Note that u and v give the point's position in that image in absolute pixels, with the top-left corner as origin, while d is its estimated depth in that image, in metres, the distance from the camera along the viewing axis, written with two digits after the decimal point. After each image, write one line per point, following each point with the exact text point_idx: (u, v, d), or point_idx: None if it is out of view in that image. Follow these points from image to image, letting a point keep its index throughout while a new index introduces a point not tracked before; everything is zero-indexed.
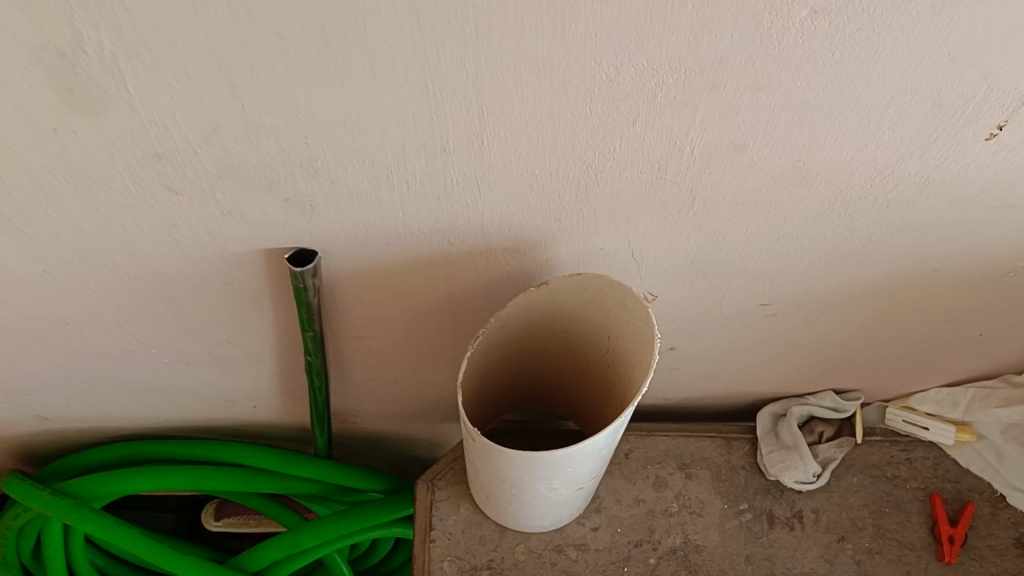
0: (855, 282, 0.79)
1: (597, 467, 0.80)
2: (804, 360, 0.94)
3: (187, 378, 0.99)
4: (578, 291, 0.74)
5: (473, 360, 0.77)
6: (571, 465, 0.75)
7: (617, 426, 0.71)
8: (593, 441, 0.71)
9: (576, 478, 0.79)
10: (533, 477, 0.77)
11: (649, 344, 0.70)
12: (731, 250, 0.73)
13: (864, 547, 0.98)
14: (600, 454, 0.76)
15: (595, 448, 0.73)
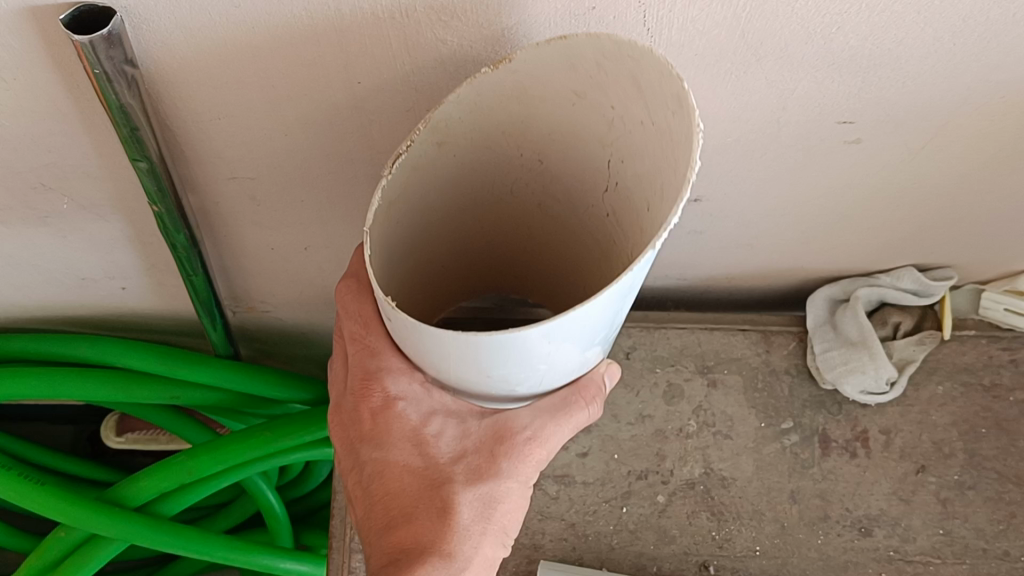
0: (995, 78, 0.50)
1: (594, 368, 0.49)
2: (885, 217, 0.65)
3: (15, 247, 0.70)
4: (562, 70, 0.44)
5: (394, 197, 0.47)
6: (546, 370, 0.43)
7: (624, 296, 0.40)
8: (584, 325, 0.40)
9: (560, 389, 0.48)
10: (483, 389, 0.45)
11: (681, 152, 0.39)
12: (806, 14, 0.44)
13: (952, 481, 0.72)
14: (598, 349, 0.45)
15: (588, 339, 0.42)
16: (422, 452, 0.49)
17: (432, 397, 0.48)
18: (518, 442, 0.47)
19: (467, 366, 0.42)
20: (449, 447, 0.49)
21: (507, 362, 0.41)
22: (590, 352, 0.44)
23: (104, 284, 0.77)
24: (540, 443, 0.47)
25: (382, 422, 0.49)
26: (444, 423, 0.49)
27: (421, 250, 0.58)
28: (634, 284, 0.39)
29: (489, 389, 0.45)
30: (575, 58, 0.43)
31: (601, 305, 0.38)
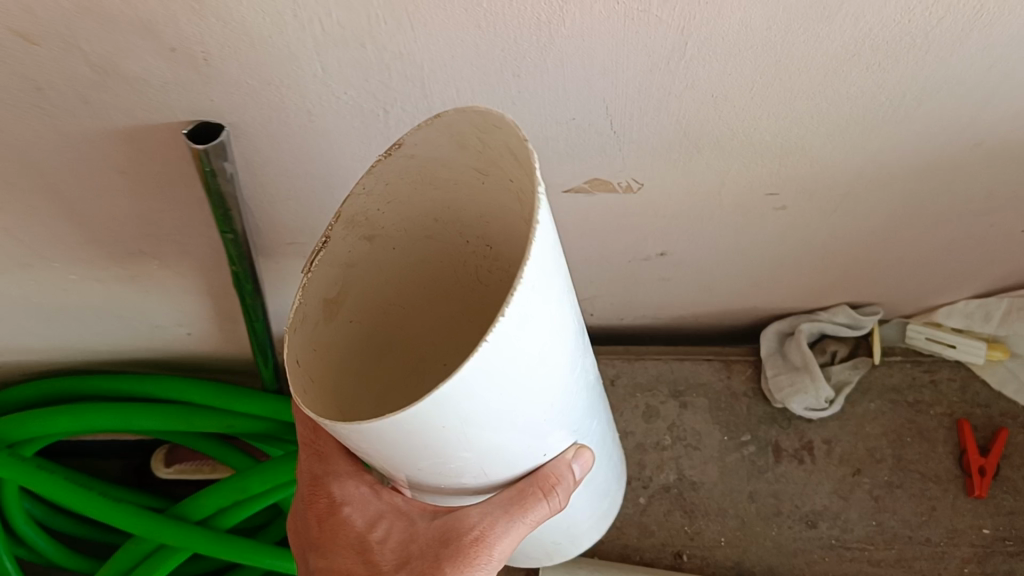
0: (880, 159, 0.65)
1: (555, 434, 0.48)
2: (815, 263, 0.81)
3: (106, 301, 0.85)
4: (453, 150, 0.44)
5: (333, 291, 0.50)
6: (478, 443, 0.42)
7: (516, 361, 0.38)
8: (478, 396, 0.38)
9: (519, 460, 0.47)
10: (425, 473, 0.45)
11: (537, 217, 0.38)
12: (729, 117, 0.60)
13: (883, 481, 0.87)
14: (532, 415, 0.43)
15: (500, 408, 0.40)
16: (368, 556, 0.51)
17: (379, 500, 0.52)
18: (465, 541, 0.47)
19: (395, 453, 0.42)
20: (394, 548, 0.50)
21: (422, 443, 0.40)
22: (519, 422, 0.43)
23: (172, 330, 0.92)
24: (487, 543, 0.47)
25: (335, 528, 0.52)
26: (389, 526, 0.51)
27: (415, 347, 0.58)
28: (515, 348, 0.38)
29: (437, 471, 0.44)
30: (461, 136, 0.43)
31: (480, 372, 0.37)
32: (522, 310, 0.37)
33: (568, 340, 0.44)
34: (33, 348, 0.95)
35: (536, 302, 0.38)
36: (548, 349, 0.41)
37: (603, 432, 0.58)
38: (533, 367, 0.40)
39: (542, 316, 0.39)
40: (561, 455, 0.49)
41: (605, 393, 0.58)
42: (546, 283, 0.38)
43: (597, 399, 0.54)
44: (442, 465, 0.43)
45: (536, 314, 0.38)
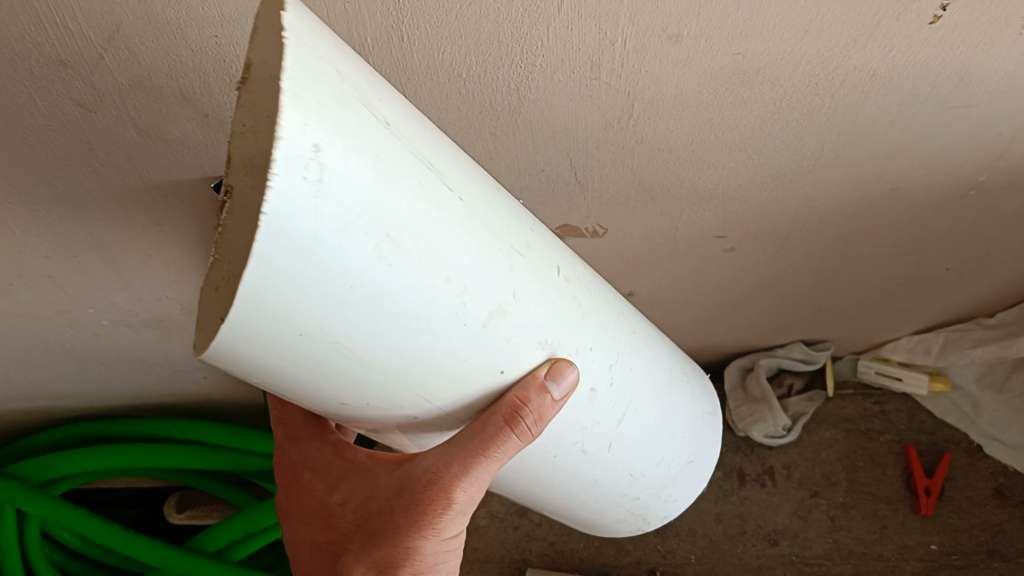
0: (812, 204, 0.75)
1: (495, 334, 0.44)
2: (767, 301, 0.90)
3: (133, 345, 0.95)
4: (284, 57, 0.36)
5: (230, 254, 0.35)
6: (377, 352, 0.39)
7: (359, 245, 0.34)
8: (327, 298, 0.35)
9: (454, 368, 0.44)
10: (347, 400, 0.43)
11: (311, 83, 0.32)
12: (677, 167, 0.70)
13: (838, 502, 0.95)
14: (437, 312, 0.40)
15: (370, 308, 0.37)
16: (337, 513, 0.57)
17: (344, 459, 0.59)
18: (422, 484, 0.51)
19: (296, 381, 0.40)
20: (356, 504, 0.56)
21: (307, 361, 0.38)
22: (418, 322, 0.39)
23: (191, 374, 1.02)
24: (446, 483, 0.50)
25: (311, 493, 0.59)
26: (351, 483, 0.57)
27: None
28: (343, 234, 0.33)
29: (365, 395, 0.43)
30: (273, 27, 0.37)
31: (308, 273, 0.33)
32: (332, 188, 0.32)
33: (450, 222, 0.40)
34: (65, 393, 1.04)
35: (350, 176, 0.33)
36: (408, 230, 0.37)
37: (604, 353, 0.55)
38: (392, 251, 0.36)
39: (369, 193, 0.34)
40: (528, 377, 0.48)
41: (588, 309, 0.53)
42: (362, 151, 0.34)
43: (560, 307, 0.50)
44: (360, 384, 0.41)
45: (361, 189, 0.34)
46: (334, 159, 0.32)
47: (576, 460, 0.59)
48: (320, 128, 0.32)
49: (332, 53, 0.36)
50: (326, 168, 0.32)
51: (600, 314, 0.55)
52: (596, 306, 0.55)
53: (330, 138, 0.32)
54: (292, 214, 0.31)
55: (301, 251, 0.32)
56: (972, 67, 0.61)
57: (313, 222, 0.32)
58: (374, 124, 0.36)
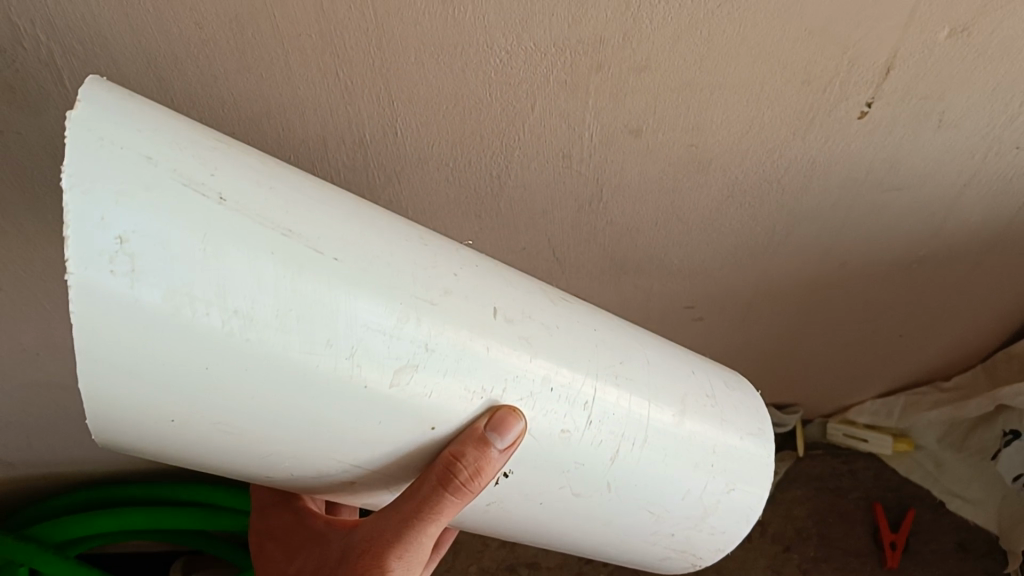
0: (770, 276, 0.83)
1: (409, 391, 0.43)
2: (738, 366, 0.97)
3: None
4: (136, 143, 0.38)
5: None
6: (270, 421, 0.40)
7: (200, 323, 0.35)
8: (181, 377, 0.36)
9: (370, 430, 0.43)
10: (271, 471, 0.44)
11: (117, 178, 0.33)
12: (645, 246, 0.78)
13: (810, 556, 1.01)
14: (319, 377, 0.39)
15: (232, 383, 0.37)
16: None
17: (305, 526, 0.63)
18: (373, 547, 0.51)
19: (204, 455, 0.41)
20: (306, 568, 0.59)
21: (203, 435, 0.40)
22: (299, 388, 0.39)
23: None
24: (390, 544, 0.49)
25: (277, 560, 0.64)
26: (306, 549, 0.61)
27: None
28: (172, 316, 0.34)
29: (285, 464, 0.44)
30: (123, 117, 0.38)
31: (149, 357, 0.35)
32: (144, 273, 0.33)
33: (325, 284, 0.39)
34: (79, 460, 1.10)
35: (170, 257, 0.34)
36: (264, 298, 0.37)
37: (587, 386, 0.51)
38: (247, 326, 0.36)
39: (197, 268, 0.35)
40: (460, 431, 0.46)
41: (561, 347, 0.51)
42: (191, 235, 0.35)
43: (506, 351, 0.47)
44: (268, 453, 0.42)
45: (189, 268, 0.34)
46: (141, 246, 0.33)
47: (582, 507, 0.55)
48: (122, 217, 0.33)
49: (162, 137, 0.36)
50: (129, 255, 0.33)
51: (571, 348, 0.52)
52: (579, 345, 0.52)
53: (138, 224, 0.33)
54: (95, 297, 0.32)
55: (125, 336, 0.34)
56: (900, 155, 0.69)
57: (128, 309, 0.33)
58: (206, 202, 0.36)
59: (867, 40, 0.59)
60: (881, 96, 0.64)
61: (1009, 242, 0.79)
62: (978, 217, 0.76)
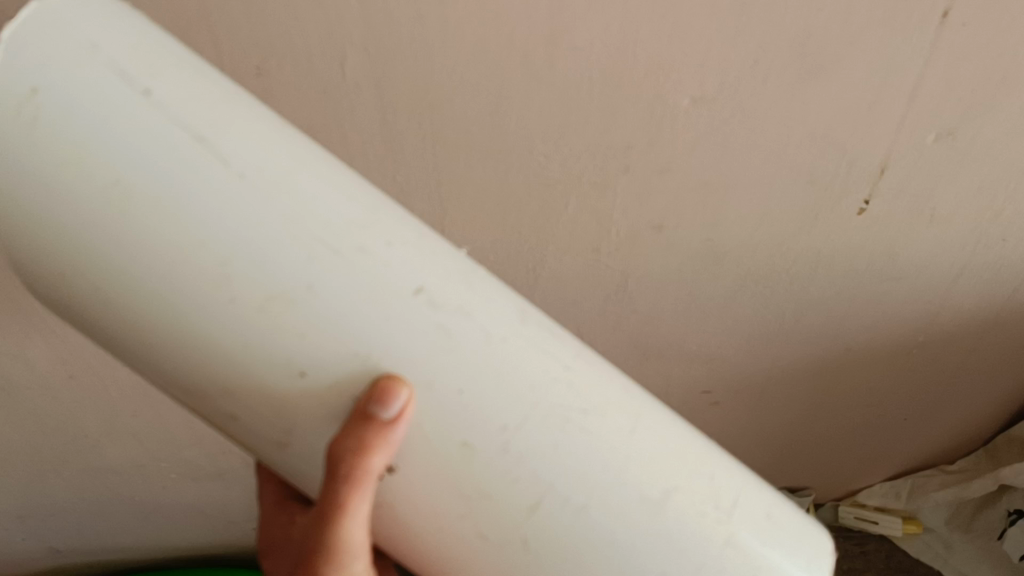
0: (782, 362, 0.89)
1: (281, 327, 0.43)
2: (751, 451, 1.03)
3: (192, 499, 1.07)
4: None
5: None
6: (161, 314, 0.43)
7: (76, 178, 0.40)
8: (70, 235, 0.41)
9: (259, 362, 0.44)
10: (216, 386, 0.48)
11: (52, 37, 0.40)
12: (666, 333, 0.85)
13: None
14: (185, 275, 0.41)
15: (112, 248, 0.41)
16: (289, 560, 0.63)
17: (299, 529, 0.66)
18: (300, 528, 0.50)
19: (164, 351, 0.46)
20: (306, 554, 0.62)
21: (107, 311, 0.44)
22: (168, 275, 0.41)
23: (240, 525, 1.13)
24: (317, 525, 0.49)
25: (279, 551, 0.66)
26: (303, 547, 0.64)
27: None
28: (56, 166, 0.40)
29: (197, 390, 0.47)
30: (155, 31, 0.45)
31: (42, 203, 0.41)
32: (43, 116, 0.40)
33: (202, 196, 0.41)
34: (121, 548, 1.15)
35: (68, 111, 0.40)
36: (138, 175, 0.40)
37: (514, 407, 0.47)
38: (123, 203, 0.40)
39: (88, 129, 0.40)
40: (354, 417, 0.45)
41: (500, 354, 0.47)
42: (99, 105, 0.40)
43: (416, 334, 0.45)
44: (174, 363, 0.46)
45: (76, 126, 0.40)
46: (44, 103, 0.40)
47: (515, 569, 0.50)
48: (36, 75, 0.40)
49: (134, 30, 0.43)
50: (37, 101, 0.40)
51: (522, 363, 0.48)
52: (546, 362, 0.48)
53: (55, 78, 0.40)
54: None
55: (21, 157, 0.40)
56: (897, 248, 0.77)
57: (25, 137, 0.40)
58: (131, 92, 0.41)
59: (863, 145, 0.67)
60: (879, 194, 0.71)
61: (1003, 329, 0.86)
62: (972, 305, 0.83)
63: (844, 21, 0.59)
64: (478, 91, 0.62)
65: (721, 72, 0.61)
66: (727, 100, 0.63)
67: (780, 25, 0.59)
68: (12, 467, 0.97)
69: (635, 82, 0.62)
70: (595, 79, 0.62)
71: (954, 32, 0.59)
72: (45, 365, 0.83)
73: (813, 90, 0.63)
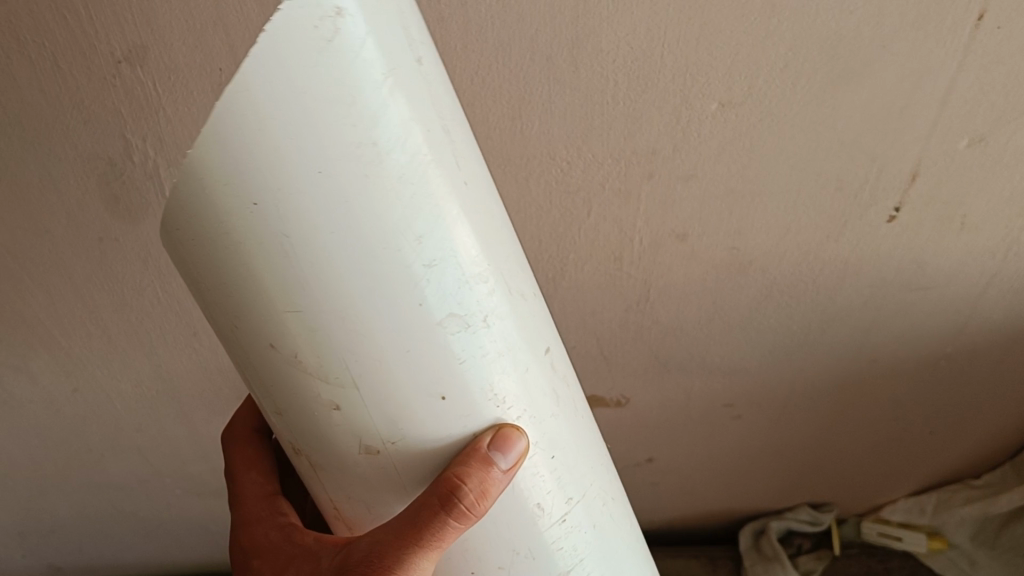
0: (805, 374, 0.87)
1: (460, 352, 0.39)
2: (771, 465, 1.01)
3: (201, 516, 1.05)
4: None
5: None
6: (334, 303, 0.36)
7: (335, 121, 0.33)
8: (286, 183, 0.33)
9: (398, 369, 0.38)
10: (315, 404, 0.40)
11: None
12: (687, 344, 0.83)
13: None
14: (390, 275, 0.36)
15: (319, 218, 0.34)
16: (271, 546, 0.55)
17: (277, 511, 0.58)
18: None
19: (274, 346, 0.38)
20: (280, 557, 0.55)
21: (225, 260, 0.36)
22: (376, 262, 0.36)
23: None
24: None
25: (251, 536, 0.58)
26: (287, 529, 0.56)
27: None
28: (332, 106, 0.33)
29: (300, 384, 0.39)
30: None
31: (279, 131, 0.32)
32: (347, 45, 0.32)
33: (440, 196, 0.37)
34: (131, 563, 1.14)
35: (361, 52, 0.33)
36: (397, 142, 0.35)
37: (576, 478, 0.47)
38: (373, 167, 0.34)
39: (364, 83, 0.33)
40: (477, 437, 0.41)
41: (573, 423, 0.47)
42: (384, 60, 0.34)
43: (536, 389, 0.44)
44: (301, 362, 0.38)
45: (367, 63, 0.33)
46: (350, 28, 0.32)
47: None
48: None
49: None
50: (345, 24, 0.32)
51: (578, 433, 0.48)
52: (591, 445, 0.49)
53: (356, 9, 0.33)
54: (299, 30, 0.31)
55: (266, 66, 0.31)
56: (926, 257, 0.75)
57: (298, 61, 0.32)
58: (404, 59, 0.36)
59: (893, 151, 0.65)
60: (908, 201, 0.70)
61: None
62: (1002, 317, 0.81)
63: (875, 23, 0.57)
64: (499, 94, 0.60)
65: (748, 76, 0.60)
66: (753, 105, 0.62)
67: (809, 28, 0.57)
68: (18, 481, 0.96)
69: (661, 86, 0.60)
70: (619, 84, 0.60)
71: (989, 34, 0.58)
72: (53, 376, 0.82)
73: (843, 94, 0.61)
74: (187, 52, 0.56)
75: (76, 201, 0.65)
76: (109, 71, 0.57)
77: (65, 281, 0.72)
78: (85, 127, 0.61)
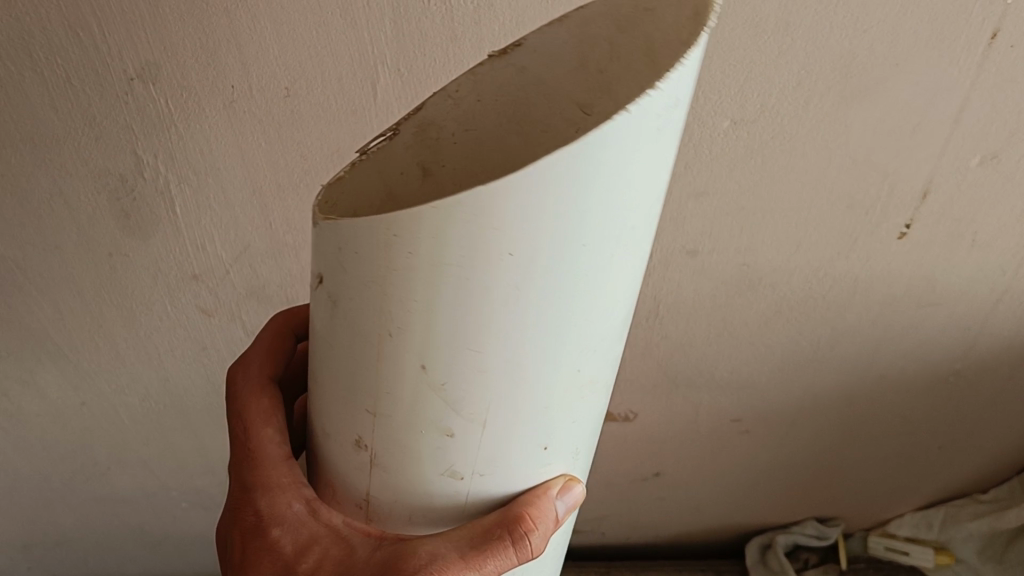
0: (814, 390, 0.87)
1: (577, 414, 0.41)
2: (779, 479, 1.01)
3: (206, 531, 1.04)
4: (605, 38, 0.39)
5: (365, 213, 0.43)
6: (510, 357, 0.36)
7: (616, 205, 0.33)
8: (545, 247, 0.32)
9: (520, 415, 0.39)
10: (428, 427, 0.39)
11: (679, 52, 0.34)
12: (695, 359, 0.83)
13: None
14: (569, 350, 0.37)
15: (547, 286, 0.34)
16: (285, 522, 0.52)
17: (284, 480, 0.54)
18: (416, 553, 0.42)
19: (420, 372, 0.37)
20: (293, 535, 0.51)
21: (424, 288, 0.34)
22: (565, 336, 0.36)
23: None
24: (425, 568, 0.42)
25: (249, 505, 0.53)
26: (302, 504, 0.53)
27: None
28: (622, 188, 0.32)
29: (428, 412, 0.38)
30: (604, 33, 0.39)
31: (577, 201, 0.31)
32: (662, 135, 0.32)
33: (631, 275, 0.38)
34: None
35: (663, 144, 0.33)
36: (635, 222, 0.35)
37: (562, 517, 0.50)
38: (609, 249, 0.34)
39: (653, 170, 0.33)
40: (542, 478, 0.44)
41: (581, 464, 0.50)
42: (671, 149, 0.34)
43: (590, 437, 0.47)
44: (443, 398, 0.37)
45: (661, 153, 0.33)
46: (672, 121, 0.32)
47: None
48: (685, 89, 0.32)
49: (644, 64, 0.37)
50: (669, 119, 0.32)
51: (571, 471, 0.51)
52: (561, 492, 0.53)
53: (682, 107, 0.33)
54: (651, 120, 0.31)
55: (592, 158, 0.30)
56: (937, 274, 0.74)
57: (633, 144, 0.31)
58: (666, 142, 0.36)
59: (905, 169, 0.65)
60: (919, 219, 0.69)
61: None
62: (1012, 334, 0.80)
63: (890, 42, 0.57)
64: None
65: (761, 94, 0.60)
66: (765, 123, 0.62)
67: (822, 46, 0.57)
68: (23, 494, 0.95)
69: None
70: None
71: (1002, 54, 0.58)
72: (60, 390, 0.81)
73: (856, 112, 0.61)
74: (199, 69, 0.56)
75: (86, 216, 0.65)
76: (121, 89, 0.57)
77: (74, 295, 0.72)
78: (97, 143, 0.60)
